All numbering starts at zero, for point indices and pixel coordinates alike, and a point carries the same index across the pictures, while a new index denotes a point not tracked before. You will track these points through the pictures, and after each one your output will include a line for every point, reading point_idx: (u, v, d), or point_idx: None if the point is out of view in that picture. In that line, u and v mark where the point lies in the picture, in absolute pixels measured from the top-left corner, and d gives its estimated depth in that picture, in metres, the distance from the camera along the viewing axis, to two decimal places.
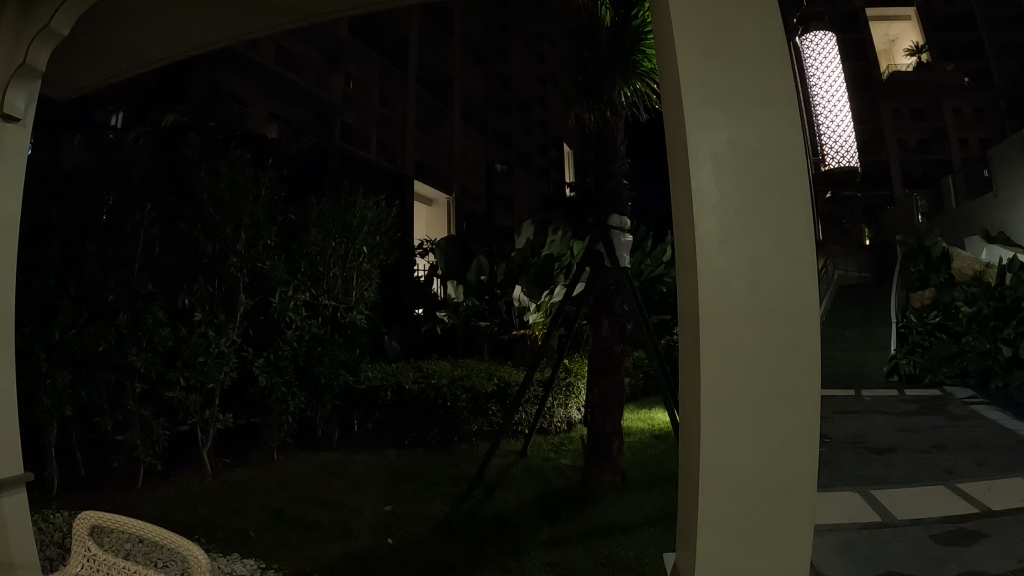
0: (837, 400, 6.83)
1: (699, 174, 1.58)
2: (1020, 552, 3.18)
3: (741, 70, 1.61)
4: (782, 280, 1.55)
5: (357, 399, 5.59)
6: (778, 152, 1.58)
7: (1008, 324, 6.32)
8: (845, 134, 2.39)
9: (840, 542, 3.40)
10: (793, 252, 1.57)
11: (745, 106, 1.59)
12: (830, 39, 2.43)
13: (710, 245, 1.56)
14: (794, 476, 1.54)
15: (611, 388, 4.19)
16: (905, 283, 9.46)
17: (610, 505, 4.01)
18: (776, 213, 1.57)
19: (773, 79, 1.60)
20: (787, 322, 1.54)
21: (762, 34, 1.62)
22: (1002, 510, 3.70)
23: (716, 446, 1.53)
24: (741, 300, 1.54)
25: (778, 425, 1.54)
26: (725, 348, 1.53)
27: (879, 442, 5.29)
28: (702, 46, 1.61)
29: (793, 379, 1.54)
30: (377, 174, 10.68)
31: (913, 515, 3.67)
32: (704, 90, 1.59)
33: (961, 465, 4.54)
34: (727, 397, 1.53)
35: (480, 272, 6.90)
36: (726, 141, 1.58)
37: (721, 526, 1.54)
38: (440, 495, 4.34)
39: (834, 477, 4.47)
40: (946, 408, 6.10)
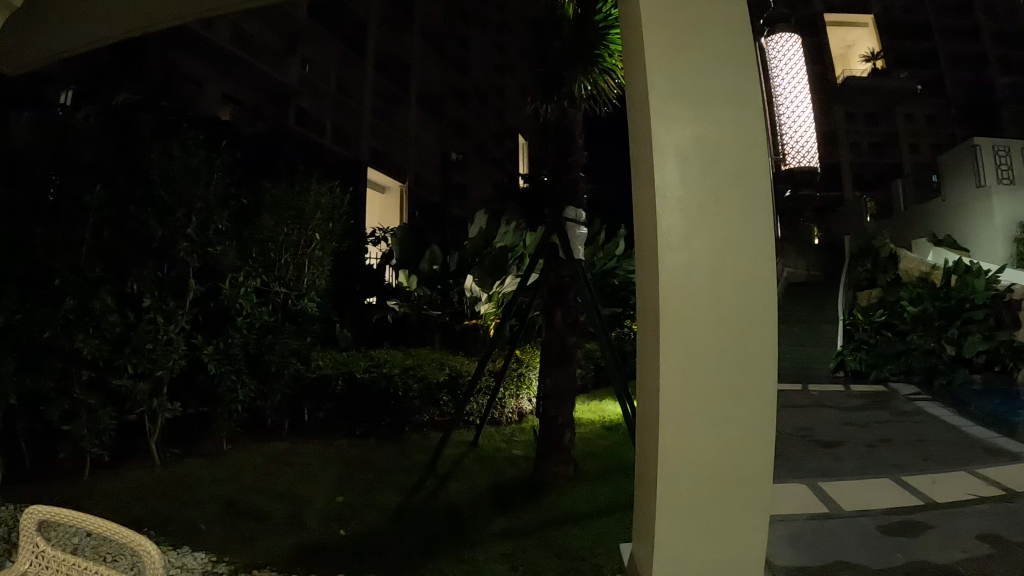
0: (786, 393, 7.00)
1: (664, 175, 1.59)
2: (962, 543, 3.31)
3: (706, 64, 1.61)
4: (743, 276, 1.57)
5: (307, 387, 5.43)
6: (742, 149, 1.59)
7: (954, 324, 6.46)
8: (806, 131, 2.41)
9: (790, 532, 3.47)
10: (757, 252, 1.57)
11: (712, 102, 1.59)
12: (795, 40, 2.48)
13: (674, 242, 1.58)
14: (751, 474, 1.58)
15: (565, 380, 4.16)
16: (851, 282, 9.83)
17: (562, 496, 4.01)
18: (739, 213, 1.59)
19: (740, 73, 1.61)
20: (748, 320, 1.56)
21: (730, 30, 1.63)
22: (946, 502, 3.82)
23: (676, 445, 1.57)
24: (703, 303, 1.56)
25: (738, 422, 1.57)
26: (688, 349, 1.55)
27: (827, 435, 5.41)
28: (673, 40, 1.61)
29: (752, 381, 1.55)
30: (332, 161, 10.49)
31: (859, 507, 3.77)
32: (670, 86, 1.59)
33: (906, 459, 4.67)
34: (685, 395, 1.56)
35: (433, 262, 7.04)
36: (691, 136, 1.59)
37: (682, 520, 1.59)
38: (393, 486, 4.30)
39: (784, 468, 4.57)
40: (892, 404, 6.29)
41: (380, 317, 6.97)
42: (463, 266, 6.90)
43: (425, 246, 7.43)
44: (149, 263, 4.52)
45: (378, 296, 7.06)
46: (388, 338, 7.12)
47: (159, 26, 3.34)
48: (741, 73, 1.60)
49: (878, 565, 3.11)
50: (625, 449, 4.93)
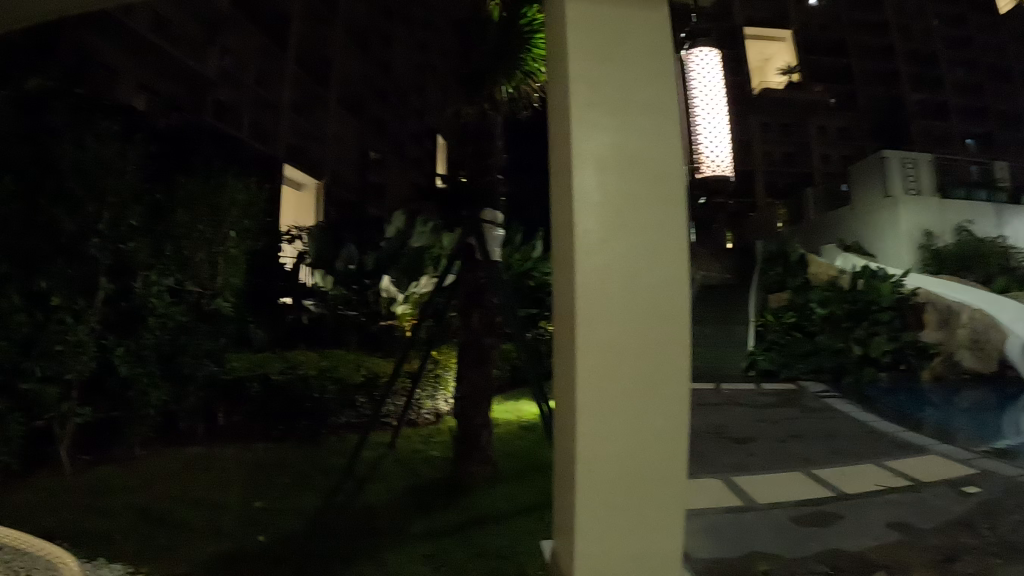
0: (701, 391, 7.13)
1: (585, 181, 1.77)
2: (870, 530, 3.47)
3: (626, 78, 1.79)
4: (655, 273, 1.77)
5: (219, 391, 5.21)
6: (657, 157, 1.79)
7: (860, 324, 7.25)
8: (719, 142, 2.50)
9: (705, 526, 3.54)
10: (666, 255, 1.79)
11: (629, 113, 1.78)
12: (713, 56, 2.56)
13: (592, 244, 1.77)
14: (662, 454, 1.78)
15: (481, 381, 4.13)
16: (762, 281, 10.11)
17: (480, 496, 4.03)
18: (652, 215, 1.79)
19: (658, 94, 1.80)
20: (658, 312, 1.77)
21: (649, 47, 1.81)
22: (853, 493, 4.01)
23: (592, 428, 1.77)
24: (617, 301, 1.76)
25: (651, 404, 1.78)
26: (602, 338, 1.76)
27: (739, 432, 5.59)
28: (599, 61, 1.78)
29: (661, 366, 1.77)
30: (250, 156, 10.14)
31: (772, 499, 3.88)
32: (590, 98, 1.77)
33: (816, 453, 4.88)
34: (599, 381, 1.76)
35: (349, 262, 6.77)
36: (610, 146, 1.77)
37: (598, 494, 1.79)
38: (311, 490, 4.23)
39: (699, 465, 4.68)
40: (802, 402, 6.57)
41: (296, 317, 6.76)
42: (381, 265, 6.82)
43: (342, 245, 7.30)
44: (58, 260, 4.31)
45: (292, 296, 6.77)
46: (303, 339, 6.88)
47: (72, 13, 3.19)
48: (656, 87, 1.79)
49: (793, 553, 3.22)
50: (541, 448, 4.98)
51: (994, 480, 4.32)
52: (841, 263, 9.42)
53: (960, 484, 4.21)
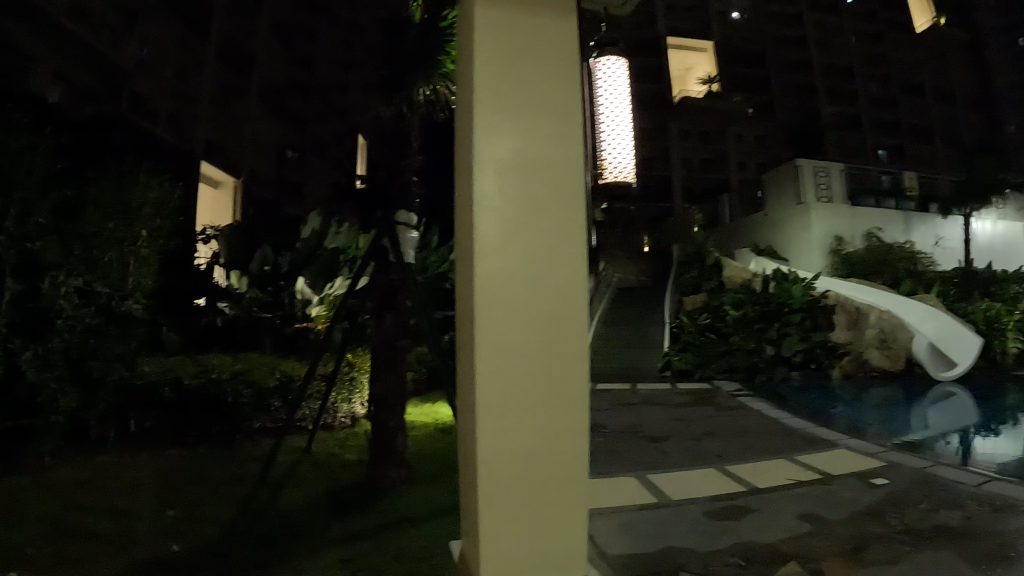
0: (619, 392, 7.49)
1: (486, 185, 1.83)
2: (787, 523, 3.60)
3: (531, 83, 1.85)
4: (555, 273, 1.84)
5: (130, 396, 4.92)
6: (557, 162, 1.86)
7: (772, 325, 8.86)
8: (622, 148, 2.59)
9: (618, 523, 3.62)
10: (566, 255, 1.86)
11: (532, 118, 1.85)
12: (620, 65, 2.69)
13: (492, 245, 1.83)
14: (560, 444, 1.83)
15: (394, 385, 4.11)
16: (677, 287, 11.73)
17: (395, 499, 4.02)
18: (553, 218, 1.86)
19: (562, 98, 1.87)
20: (558, 311, 1.84)
21: (554, 54, 1.87)
22: (764, 487, 4.18)
23: (493, 420, 1.81)
24: (518, 297, 1.82)
25: (550, 401, 1.83)
26: (502, 337, 1.81)
27: (654, 431, 5.75)
28: (504, 65, 1.84)
29: (560, 362, 1.83)
30: (170, 152, 9.83)
31: (685, 495, 4.04)
32: (494, 103, 1.83)
33: (728, 450, 5.06)
34: (500, 378, 1.80)
35: (264, 263, 6.65)
36: (511, 150, 1.84)
37: (499, 481, 1.82)
38: (224, 498, 4.13)
39: (613, 464, 4.78)
40: (716, 400, 6.92)
41: (209, 320, 6.45)
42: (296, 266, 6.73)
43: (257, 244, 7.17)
44: None
45: (206, 297, 6.48)
46: (218, 342, 6.58)
47: None
48: (560, 95, 1.86)
49: (705, 546, 3.32)
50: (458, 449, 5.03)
51: (900, 471, 4.58)
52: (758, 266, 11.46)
53: (868, 476, 4.44)
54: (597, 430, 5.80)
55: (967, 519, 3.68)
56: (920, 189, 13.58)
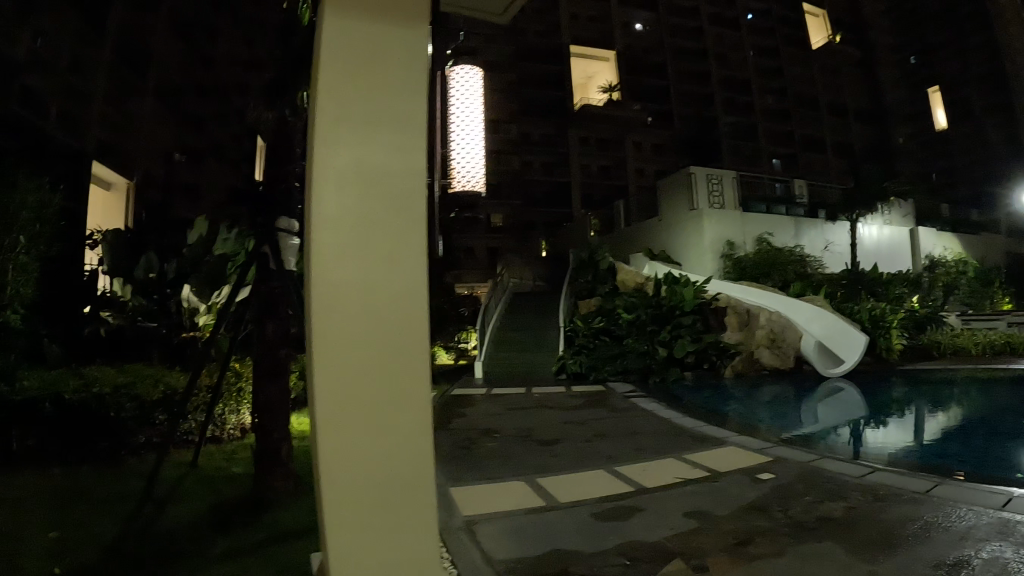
0: (514, 397, 7.69)
1: (323, 197, 1.61)
2: (670, 522, 3.74)
3: (376, 86, 1.67)
4: (401, 294, 1.64)
5: (6, 412, 4.67)
6: (402, 172, 1.67)
7: (664, 328, 9.17)
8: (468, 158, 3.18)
9: (506, 527, 3.70)
10: (409, 274, 1.66)
11: (375, 123, 1.66)
12: (473, 79, 3.26)
13: (332, 262, 1.60)
14: (408, 479, 1.63)
15: (277, 394, 4.10)
16: (572, 289, 12.07)
17: (281, 510, 3.98)
18: (398, 232, 1.66)
19: (407, 102, 1.70)
20: (405, 333, 1.64)
21: (402, 58, 1.69)
22: (652, 487, 4.33)
23: (332, 460, 1.58)
24: (356, 323, 1.60)
25: (399, 433, 1.62)
26: (344, 365, 1.59)
27: (546, 433, 5.88)
28: (339, 65, 1.63)
29: (407, 390, 1.64)
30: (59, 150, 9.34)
31: (575, 498, 4.14)
32: (336, 108, 1.63)
33: (619, 451, 5.23)
34: (342, 411, 1.59)
35: (149, 269, 6.52)
36: (352, 159, 1.64)
37: (340, 527, 1.59)
38: (107, 516, 3.96)
39: (504, 468, 4.86)
40: (608, 402, 7.15)
41: (91, 331, 6.17)
42: (183, 274, 6.57)
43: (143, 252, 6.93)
44: None
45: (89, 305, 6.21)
46: (101, 355, 6.40)
47: None
48: (405, 100, 1.69)
49: (591, 547, 3.42)
50: None
51: (786, 466, 4.84)
52: (649, 271, 12.07)
53: (754, 472, 4.67)
54: (488, 435, 5.85)
55: (848, 509, 3.93)
56: (809, 198, 14.71)
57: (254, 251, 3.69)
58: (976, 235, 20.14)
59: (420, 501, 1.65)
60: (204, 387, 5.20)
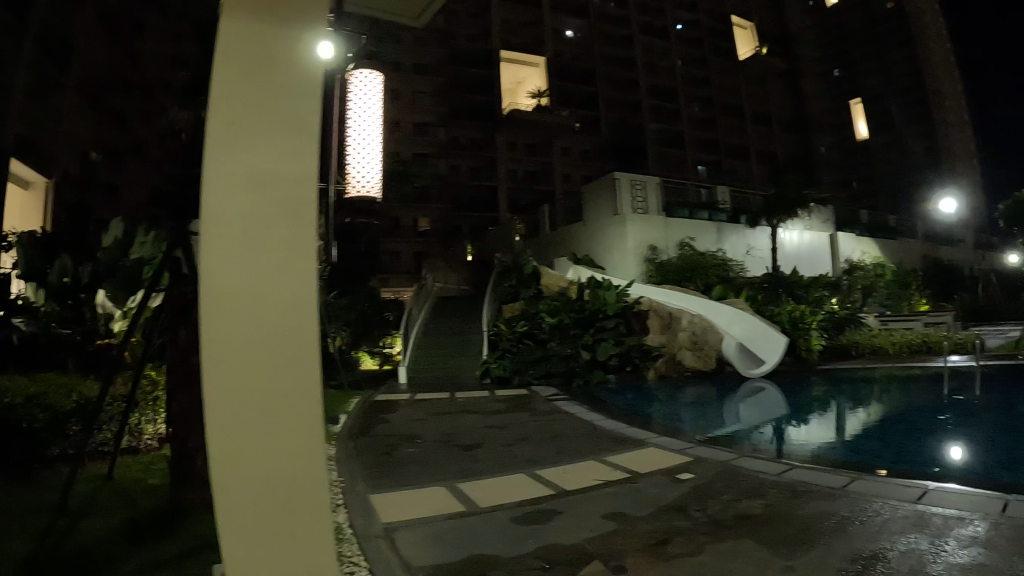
0: (439, 402, 7.64)
1: (214, 200, 1.55)
2: (588, 524, 3.78)
3: (272, 89, 1.62)
4: (295, 300, 1.58)
5: None
6: (296, 174, 1.61)
7: (586, 332, 9.39)
8: (366, 166, 3.02)
9: (427, 532, 3.67)
10: (305, 279, 1.61)
11: (269, 127, 1.61)
12: (371, 85, 3.09)
13: (221, 268, 1.54)
14: (303, 488, 1.59)
15: (193, 401, 3.95)
16: (497, 293, 12.13)
17: (200, 522, 3.81)
18: (292, 236, 1.60)
19: (302, 104, 1.64)
20: (299, 341, 1.58)
21: (298, 61, 1.64)
22: (572, 490, 4.37)
23: (223, 472, 1.51)
24: (248, 330, 1.54)
25: (293, 444, 1.57)
26: (233, 373, 1.53)
27: (467, 438, 5.86)
28: (233, 68, 1.59)
29: (301, 399, 1.58)
30: None
31: (493, 503, 4.13)
32: (229, 111, 1.58)
33: (541, 454, 5.27)
34: (232, 422, 1.52)
35: (65, 274, 5.78)
36: (244, 162, 1.58)
37: (236, 541, 1.56)
38: (14, 534, 3.67)
39: (426, 474, 4.82)
40: (532, 405, 7.21)
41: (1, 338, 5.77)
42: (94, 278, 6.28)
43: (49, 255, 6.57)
44: None
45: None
46: (11, 363, 5.94)
47: None
48: (300, 103, 1.63)
49: (509, 551, 3.42)
50: None
51: (705, 465, 4.96)
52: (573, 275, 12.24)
53: (674, 472, 4.77)
54: (410, 441, 5.79)
55: (765, 506, 4.05)
56: (731, 203, 15.16)
57: (167, 254, 3.54)
58: (892, 239, 21.09)
59: (315, 513, 1.61)
60: (118, 395, 4.98)
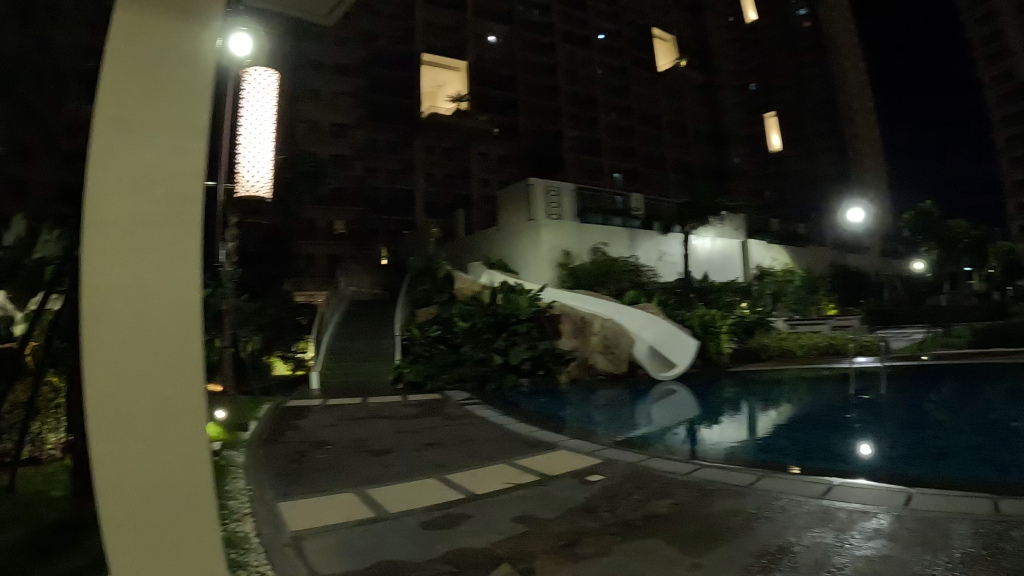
0: (349, 407, 7.51)
1: (98, 200, 1.49)
2: (497, 527, 3.81)
3: (161, 86, 1.56)
4: (181, 304, 1.54)
5: None
6: (184, 175, 1.57)
7: (499, 337, 9.49)
8: (256, 165, 3.02)
9: (338, 540, 3.60)
10: (192, 282, 1.57)
11: (157, 126, 1.55)
12: (265, 80, 3.03)
13: (103, 272, 1.48)
14: (189, 494, 1.56)
15: None
16: (410, 297, 12.06)
17: None
18: (182, 237, 1.56)
19: (193, 104, 1.59)
20: (187, 347, 1.55)
21: (189, 59, 1.59)
22: (482, 494, 4.39)
23: (104, 469, 1.47)
24: (131, 336, 1.49)
25: (179, 450, 1.55)
26: (116, 380, 1.48)
27: (379, 443, 5.79)
28: (121, 61, 1.52)
29: (187, 404, 1.56)
30: None
31: (404, 508, 4.10)
32: (116, 108, 1.51)
33: (451, 459, 5.27)
34: (114, 428, 1.48)
35: None
36: (131, 160, 1.52)
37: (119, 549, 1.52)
38: None
39: (336, 481, 4.73)
40: (444, 410, 7.20)
41: None
42: None
43: None
44: None
45: None
46: None
47: None
48: (190, 103, 1.59)
49: (418, 557, 3.40)
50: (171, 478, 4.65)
51: (614, 466, 5.09)
52: (486, 280, 12.28)
53: (584, 475, 4.85)
54: (320, 447, 5.68)
55: (673, 505, 4.17)
56: (645, 210, 15.58)
57: None
58: (801, 247, 22.08)
59: (201, 510, 1.60)
60: None
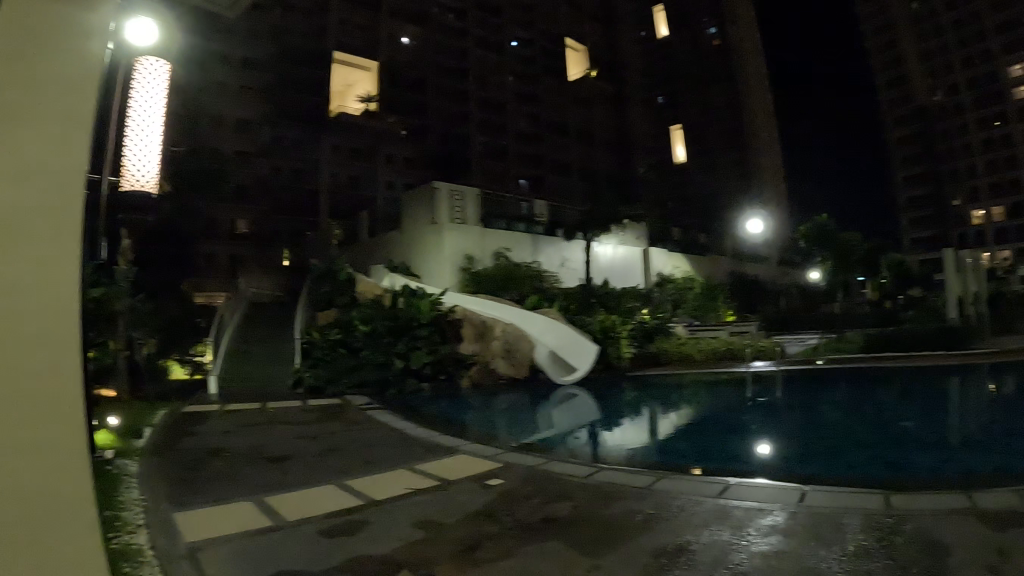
0: (246, 413, 7.26)
1: None
2: (398, 534, 3.76)
3: (34, 62, 1.37)
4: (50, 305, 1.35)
5: None
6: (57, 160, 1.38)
7: (400, 340, 9.37)
8: (148, 159, 2.48)
9: (238, 549, 3.49)
10: (63, 279, 1.38)
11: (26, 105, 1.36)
12: (160, 69, 2.53)
13: None
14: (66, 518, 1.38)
15: None
16: (311, 299, 11.79)
17: None
18: (52, 228, 1.36)
19: (71, 83, 1.41)
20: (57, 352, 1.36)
21: (64, 34, 1.41)
22: (383, 500, 4.34)
23: None
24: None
25: (52, 469, 1.35)
26: None
27: (276, 449, 5.65)
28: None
29: (59, 417, 1.36)
30: None
31: (301, 516, 3.99)
32: None
33: (350, 464, 5.19)
34: None
35: None
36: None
37: None
38: None
39: (229, 489, 4.56)
40: (344, 415, 7.07)
41: None
42: None
43: None
44: None
45: None
46: None
47: None
48: (67, 80, 1.40)
49: (314, 565, 3.32)
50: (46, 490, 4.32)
51: (514, 470, 5.14)
52: (388, 283, 12.11)
53: (485, 479, 4.88)
54: (214, 454, 5.47)
55: (574, 508, 4.25)
56: (548, 216, 15.84)
57: None
58: (700, 255, 22.99)
59: (91, 518, 1.42)
60: None
